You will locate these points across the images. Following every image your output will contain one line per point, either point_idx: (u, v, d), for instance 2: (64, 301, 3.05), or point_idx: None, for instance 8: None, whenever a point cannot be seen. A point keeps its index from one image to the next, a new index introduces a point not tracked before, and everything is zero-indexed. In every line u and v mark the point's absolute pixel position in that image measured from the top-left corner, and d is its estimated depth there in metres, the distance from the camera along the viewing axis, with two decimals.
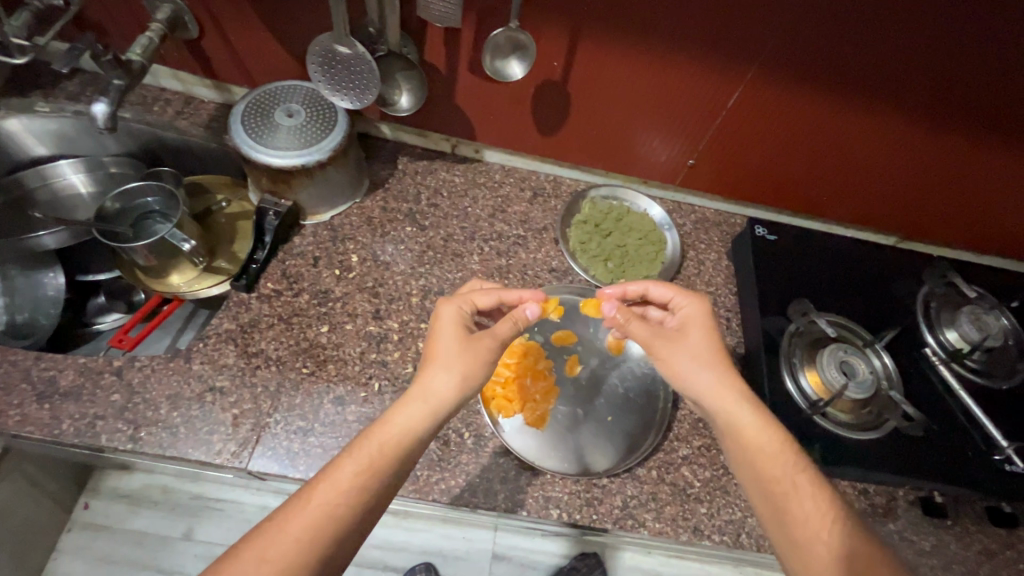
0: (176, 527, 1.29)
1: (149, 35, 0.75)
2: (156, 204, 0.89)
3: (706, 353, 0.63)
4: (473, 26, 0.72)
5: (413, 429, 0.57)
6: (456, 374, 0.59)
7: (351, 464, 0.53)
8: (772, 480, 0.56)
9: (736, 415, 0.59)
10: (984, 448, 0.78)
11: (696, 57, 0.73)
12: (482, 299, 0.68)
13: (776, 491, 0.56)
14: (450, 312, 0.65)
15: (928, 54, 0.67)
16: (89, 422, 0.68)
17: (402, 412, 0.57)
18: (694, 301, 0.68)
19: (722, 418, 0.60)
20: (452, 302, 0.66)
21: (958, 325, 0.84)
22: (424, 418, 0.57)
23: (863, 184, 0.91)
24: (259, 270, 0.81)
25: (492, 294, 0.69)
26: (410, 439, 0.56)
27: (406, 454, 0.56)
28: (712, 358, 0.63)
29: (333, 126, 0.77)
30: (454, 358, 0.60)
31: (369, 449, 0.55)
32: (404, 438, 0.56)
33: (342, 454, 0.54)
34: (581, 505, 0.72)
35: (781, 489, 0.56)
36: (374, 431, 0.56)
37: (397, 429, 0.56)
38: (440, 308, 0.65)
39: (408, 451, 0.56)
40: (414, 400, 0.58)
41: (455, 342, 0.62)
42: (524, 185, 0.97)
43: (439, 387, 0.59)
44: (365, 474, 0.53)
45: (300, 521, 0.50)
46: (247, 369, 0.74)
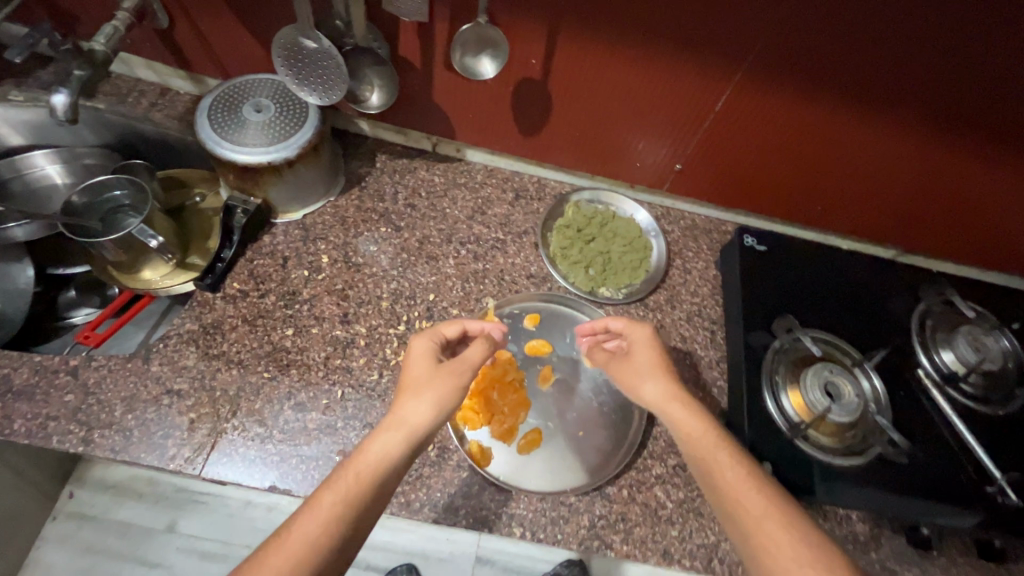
0: (160, 519, 1.28)
1: (116, 24, 0.72)
2: (126, 198, 0.87)
3: (652, 369, 0.66)
4: (446, 20, 0.69)
5: (390, 457, 0.52)
6: (432, 397, 0.56)
7: (329, 495, 0.49)
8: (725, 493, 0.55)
9: (688, 430, 0.60)
10: (976, 477, 0.74)
11: (680, 57, 0.69)
12: (449, 328, 0.66)
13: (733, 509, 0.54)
14: (420, 346, 0.63)
15: (928, 62, 0.63)
16: (42, 423, 0.66)
17: (378, 439, 0.53)
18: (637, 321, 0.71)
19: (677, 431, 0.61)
20: (423, 334, 0.64)
21: (955, 346, 0.80)
22: (402, 445, 0.54)
23: (858, 195, 0.88)
24: (225, 269, 0.78)
25: (456, 324, 0.67)
26: (390, 465, 0.52)
27: (388, 482, 0.52)
28: (652, 368, 0.66)
29: (303, 122, 0.74)
30: (426, 384, 0.58)
31: (347, 480, 0.50)
32: (383, 465, 0.52)
33: (320, 487, 0.50)
34: (547, 523, 0.69)
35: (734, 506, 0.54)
36: (350, 461, 0.52)
37: (374, 457, 0.52)
38: (412, 343, 0.64)
39: (385, 480, 0.51)
40: (389, 428, 0.54)
41: (426, 370, 0.59)
42: (506, 187, 0.94)
43: (415, 413, 0.55)
44: (344, 504, 0.48)
45: (278, 560, 0.44)
46: (207, 372, 0.72)
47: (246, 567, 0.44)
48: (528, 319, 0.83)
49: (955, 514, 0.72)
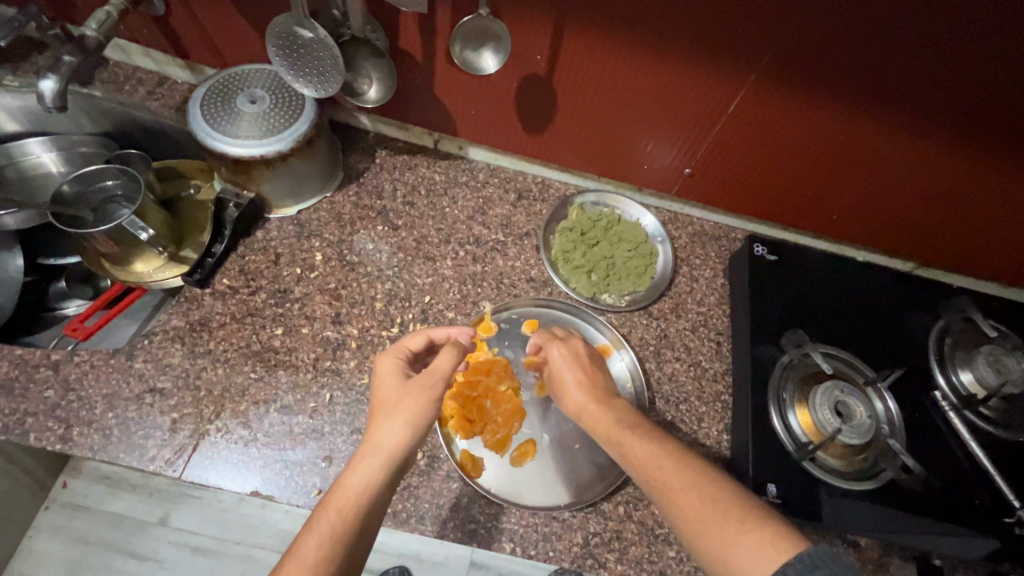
0: (152, 512, 1.26)
1: (108, 10, 0.71)
2: (117, 188, 0.85)
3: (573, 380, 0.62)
4: (448, 11, 0.66)
5: (371, 485, 0.49)
6: (404, 415, 0.53)
7: (313, 538, 0.45)
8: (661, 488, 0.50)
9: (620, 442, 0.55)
10: (993, 507, 0.71)
11: (691, 57, 0.66)
12: (414, 342, 0.63)
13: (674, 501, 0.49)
14: (386, 365, 0.60)
15: (958, 68, 0.59)
16: (19, 419, 0.64)
17: (357, 469, 0.50)
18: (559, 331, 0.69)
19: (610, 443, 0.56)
20: (386, 353, 0.61)
21: (975, 367, 0.76)
22: (382, 471, 0.50)
23: (874, 205, 0.84)
24: (215, 264, 0.76)
25: (421, 334, 0.64)
26: (372, 494, 0.49)
27: (373, 512, 0.49)
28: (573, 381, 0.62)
29: (298, 115, 0.72)
30: (397, 404, 0.54)
31: (328, 519, 0.47)
32: (366, 495, 0.49)
33: (302, 532, 0.46)
34: (538, 540, 0.66)
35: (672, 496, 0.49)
36: (331, 498, 0.48)
37: (355, 488, 0.49)
38: (378, 363, 0.60)
39: (370, 510, 0.49)
40: (367, 456, 0.51)
41: (396, 389, 0.56)
42: (508, 187, 0.91)
43: (389, 435, 0.52)
44: (330, 546, 0.45)
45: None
46: (192, 371, 0.70)
47: None
48: (526, 324, 0.80)
49: (968, 542, 0.68)
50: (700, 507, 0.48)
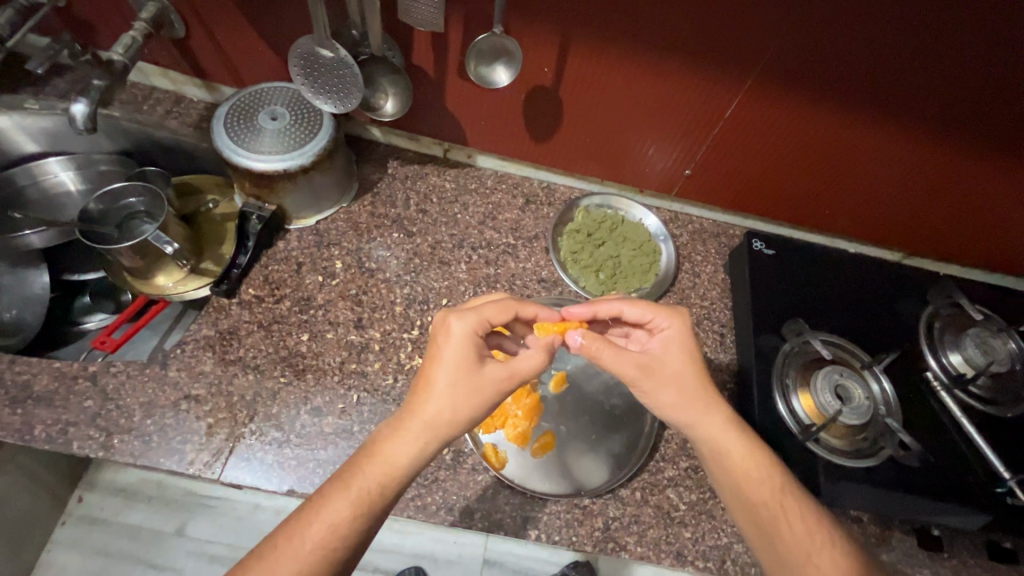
0: (169, 522, 1.28)
1: (133, 34, 0.73)
2: (140, 205, 0.88)
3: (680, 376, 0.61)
4: (460, 29, 0.70)
5: (408, 465, 0.53)
6: (464, 412, 0.55)
7: (345, 500, 0.50)
8: (759, 502, 0.57)
9: (723, 447, 0.59)
10: (985, 478, 0.75)
11: (690, 66, 0.70)
12: (496, 314, 0.62)
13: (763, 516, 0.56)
14: (461, 335, 0.58)
15: (942, 69, 0.64)
16: (61, 429, 0.67)
17: (398, 444, 0.53)
18: (676, 323, 0.64)
19: (707, 447, 0.59)
20: (464, 316, 0.59)
21: (963, 348, 0.81)
22: (420, 455, 0.54)
23: (864, 199, 0.89)
24: (240, 275, 0.79)
25: (509, 310, 0.63)
26: (407, 472, 0.53)
27: (403, 487, 0.53)
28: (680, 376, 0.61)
29: (318, 129, 0.75)
30: (459, 392, 0.55)
31: (363, 486, 0.51)
32: (402, 471, 0.53)
33: (334, 488, 0.51)
34: (561, 526, 0.70)
35: (768, 515, 0.56)
36: (368, 465, 0.52)
37: (391, 465, 0.52)
38: (454, 328, 0.58)
39: (402, 487, 0.53)
40: (411, 434, 0.54)
41: (461, 373, 0.56)
42: (516, 192, 0.95)
43: (440, 420, 0.54)
44: (359, 512, 0.50)
45: (291, 558, 0.48)
46: (224, 377, 0.73)
47: (261, 551, 0.49)
48: None
49: (965, 515, 0.72)
50: (790, 526, 0.55)
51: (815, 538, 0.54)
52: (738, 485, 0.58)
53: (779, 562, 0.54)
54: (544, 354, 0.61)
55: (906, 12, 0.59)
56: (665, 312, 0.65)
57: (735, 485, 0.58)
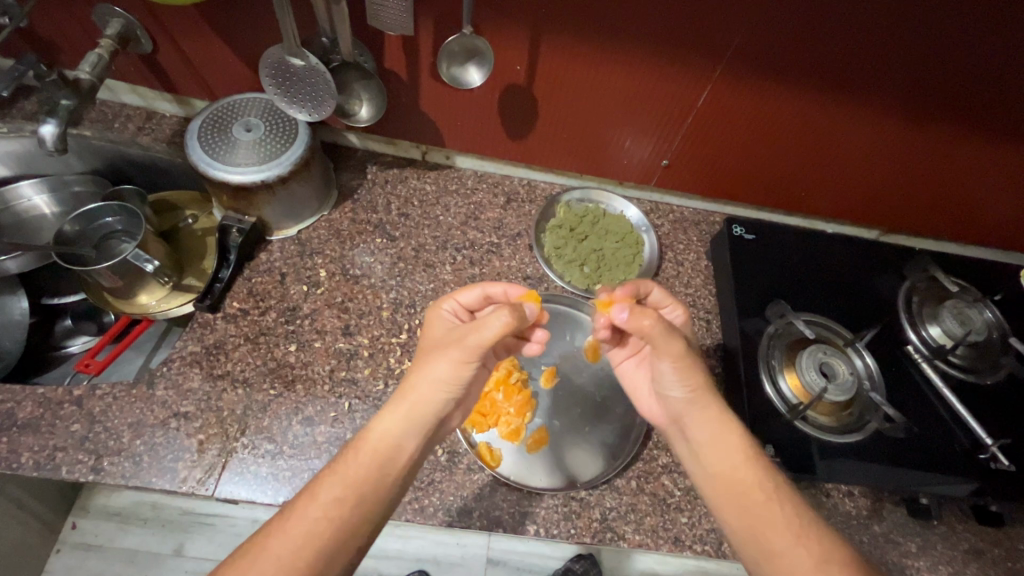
0: (166, 543, 1.26)
1: (99, 52, 0.73)
2: (117, 224, 0.87)
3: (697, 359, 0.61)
4: (430, 32, 0.70)
5: (393, 438, 0.54)
6: (431, 372, 0.55)
7: (329, 479, 0.51)
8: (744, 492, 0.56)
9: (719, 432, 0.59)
10: (969, 445, 0.77)
11: (660, 56, 0.71)
12: (464, 295, 0.65)
13: (749, 504, 0.55)
14: (436, 316, 0.64)
15: (903, 47, 0.65)
16: (49, 454, 0.66)
17: (381, 420, 0.55)
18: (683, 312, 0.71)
19: (709, 430, 0.59)
20: (438, 307, 0.65)
21: (941, 321, 0.83)
22: (406, 425, 0.54)
23: (839, 179, 0.90)
24: (223, 289, 0.79)
25: (476, 289, 0.66)
26: (390, 446, 0.54)
27: (389, 463, 0.53)
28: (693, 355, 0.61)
29: (293, 139, 0.75)
30: (428, 358, 0.57)
31: (346, 462, 0.52)
32: (385, 445, 0.53)
33: (321, 470, 0.52)
34: (559, 519, 0.70)
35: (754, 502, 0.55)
36: (353, 443, 0.54)
37: (376, 438, 0.54)
38: (431, 314, 0.65)
39: (391, 461, 0.53)
40: (393, 408, 0.55)
41: (433, 342, 0.60)
42: (497, 191, 0.95)
43: (417, 389, 0.55)
44: (343, 488, 0.51)
45: (278, 538, 0.48)
46: (212, 393, 0.72)
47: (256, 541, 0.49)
48: None
49: (953, 483, 0.74)
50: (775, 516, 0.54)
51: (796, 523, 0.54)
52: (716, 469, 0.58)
53: (754, 548, 0.54)
54: (515, 312, 0.55)
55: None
56: (675, 301, 0.71)
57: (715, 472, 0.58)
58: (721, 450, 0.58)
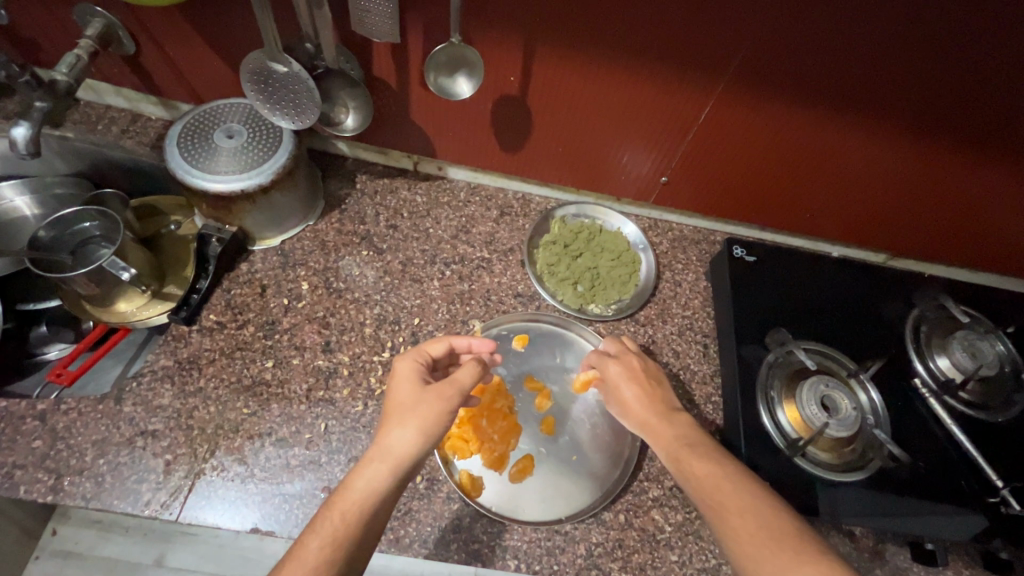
0: (148, 553, 1.21)
1: (77, 53, 0.70)
2: (95, 229, 0.84)
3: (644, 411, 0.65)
4: (419, 40, 0.67)
5: (375, 489, 0.50)
6: (416, 424, 0.54)
7: (315, 540, 0.46)
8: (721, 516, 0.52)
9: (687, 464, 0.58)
10: (978, 487, 0.73)
11: (659, 70, 0.68)
12: (434, 347, 0.64)
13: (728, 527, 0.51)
14: (404, 367, 0.60)
15: (916, 65, 0.62)
16: (7, 473, 0.63)
17: (362, 474, 0.51)
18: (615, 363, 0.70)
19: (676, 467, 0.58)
20: (405, 355, 0.62)
21: (950, 353, 0.79)
22: (389, 476, 0.51)
23: (846, 201, 0.87)
24: (200, 300, 0.76)
25: (443, 341, 0.65)
26: (375, 501, 0.50)
27: (374, 520, 0.49)
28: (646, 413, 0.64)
29: (276, 147, 0.72)
30: (412, 410, 0.55)
31: (331, 521, 0.47)
32: (369, 500, 0.50)
33: (304, 532, 0.47)
34: (541, 554, 0.67)
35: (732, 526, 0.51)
36: (336, 500, 0.49)
37: (359, 492, 0.50)
38: (397, 366, 0.61)
39: (374, 514, 0.49)
40: (374, 460, 0.52)
41: (410, 395, 0.57)
42: (490, 204, 0.92)
43: (399, 441, 0.53)
44: (332, 548, 0.46)
45: None
46: (183, 410, 0.69)
47: None
48: (517, 340, 0.80)
49: (958, 522, 0.71)
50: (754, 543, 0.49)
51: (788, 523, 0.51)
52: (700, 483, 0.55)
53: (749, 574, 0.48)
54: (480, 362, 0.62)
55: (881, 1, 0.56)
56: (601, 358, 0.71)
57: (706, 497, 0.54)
58: (699, 478, 0.56)
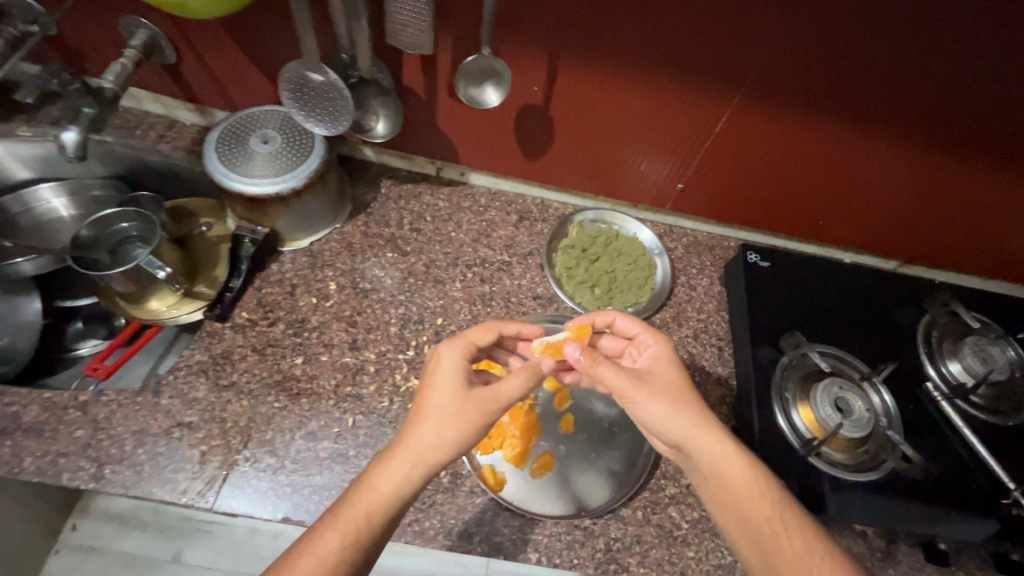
0: (166, 549, 1.19)
1: (123, 62, 0.74)
2: (133, 229, 0.87)
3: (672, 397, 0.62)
4: (449, 52, 0.71)
5: (398, 492, 0.53)
6: (452, 437, 0.55)
7: (334, 535, 0.50)
8: (756, 519, 0.56)
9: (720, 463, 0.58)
10: (990, 489, 0.74)
11: (680, 81, 0.71)
12: (482, 338, 0.66)
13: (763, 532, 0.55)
14: (450, 363, 0.61)
15: (929, 77, 0.64)
16: (51, 460, 0.66)
17: (387, 473, 0.54)
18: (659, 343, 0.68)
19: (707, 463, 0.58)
20: (452, 346, 0.63)
21: (962, 357, 0.80)
22: (413, 482, 0.54)
23: (859, 209, 0.89)
24: (233, 298, 0.79)
25: (492, 330, 0.68)
26: (396, 503, 0.53)
27: (391, 519, 0.53)
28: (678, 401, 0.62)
29: (309, 152, 0.75)
30: (449, 419, 0.56)
31: (351, 518, 0.51)
32: (390, 502, 0.53)
33: (323, 523, 0.51)
34: (562, 548, 0.69)
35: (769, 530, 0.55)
36: (359, 496, 0.52)
37: (381, 492, 0.53)
38: (441, 356, 0.62)
39: (394, 514, 0.53)
40: (401, 462, 0.54)
41: (450, 401, 0.57)
42: (510, 210, 0.95)
43: (429, 448, 0.55)
44: (349, 544, 0.50)
45: None
46: (217, 403, 0.72)
47: None
48: None
49: (970, 526, 0.71)
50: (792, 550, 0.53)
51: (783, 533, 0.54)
52: (723, 484, 0.58)
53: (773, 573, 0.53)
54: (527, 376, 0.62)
55: (897, 16, 0.59)
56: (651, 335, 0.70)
57: (734, 500, 0.57)
58: (725, 479, 0.58)
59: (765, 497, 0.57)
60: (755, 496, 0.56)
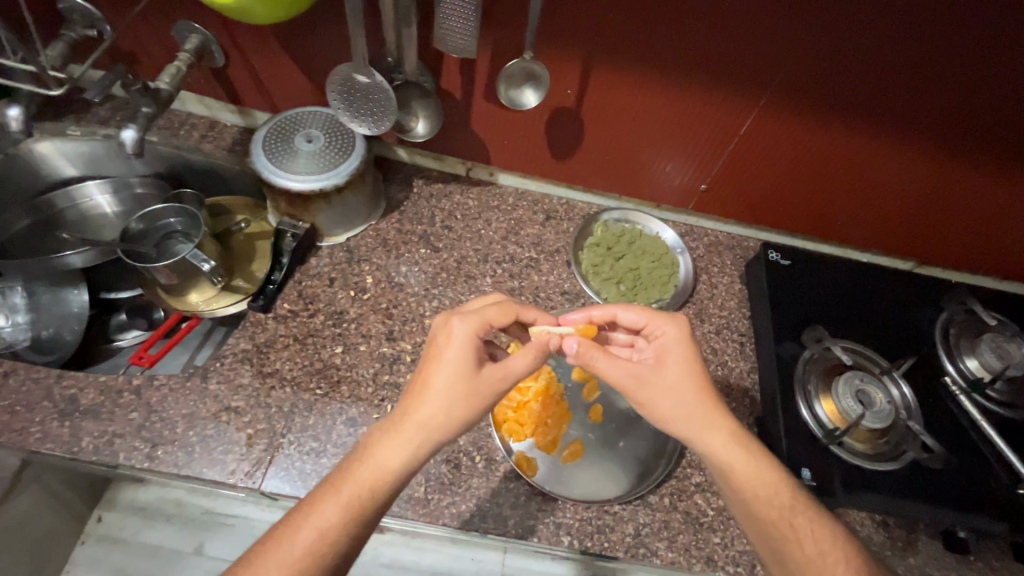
0: (188, 540, 1.09)
1: (177, 64, 0.78)
2: (178, 225, 0.91)
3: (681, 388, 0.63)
4: (489, 57, 0.74)
5: (396, 468, 0.55)
6: (453, 417, 0.57)
7: (333, 504, 0.53)
8: (771, 520, 0.59)
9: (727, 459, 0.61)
10: (1008, 481, 0.76)
11: (706, 85, 0.74)
12: (501, 318, 0.64)
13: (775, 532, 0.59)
14: (462, 338, 0.60)
15: (946, 82, 0.67)
16: (108, 440, 0.69)
17: (387, 447, 0.55)
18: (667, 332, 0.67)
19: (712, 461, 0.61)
20: (466, 319, 0.61)
21: (979, 354, 0.83)
22: (410, 458, 0.55)
23: (877, 210, 0.91)
24: (275, 290, 0.82)
25: (511, 313, 0.65)
26: (396, 478, 0.55)
27: (390, 493, 0.55)
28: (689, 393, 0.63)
29: (351, 151, 0.79)
30: (450, 398, 0.57)
31: (351, 489, 0.54)
32: (389, 476, 0.55)
33: (324, 493, 0.53)
34: (592, 532, 0.71)
35: (780, 532, 0.58)
36: (359, 469, 0.54)
37: (381, 467, 0.55)
38: (455, 330, 0.60)
39: (393, 488, 0.55)
40: (401, 438, 0.56)
41: (455, 381, 0.58)
42: (537, 209, 0.98)
43: (430, 426, 0.56)
44: (349, 514, 0.53)
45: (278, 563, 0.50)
46: (261, 389, 0.75)
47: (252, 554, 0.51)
48: None
49: (988, 521, 0.73)
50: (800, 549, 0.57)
51: (782, 524, 0.59)
52: (733, 484, 0.61)
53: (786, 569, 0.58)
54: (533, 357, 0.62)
55: (915, 23, 0.62)
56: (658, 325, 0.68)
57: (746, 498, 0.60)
58: (737, 475, 0.61)
59: (779, 497, 0.60)
60: (769, 496, 0.60)
